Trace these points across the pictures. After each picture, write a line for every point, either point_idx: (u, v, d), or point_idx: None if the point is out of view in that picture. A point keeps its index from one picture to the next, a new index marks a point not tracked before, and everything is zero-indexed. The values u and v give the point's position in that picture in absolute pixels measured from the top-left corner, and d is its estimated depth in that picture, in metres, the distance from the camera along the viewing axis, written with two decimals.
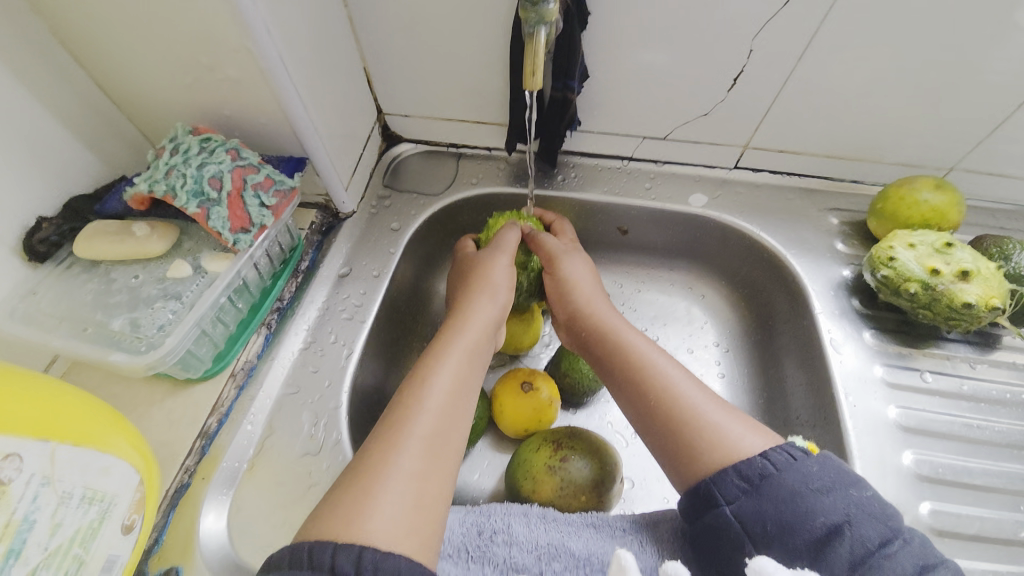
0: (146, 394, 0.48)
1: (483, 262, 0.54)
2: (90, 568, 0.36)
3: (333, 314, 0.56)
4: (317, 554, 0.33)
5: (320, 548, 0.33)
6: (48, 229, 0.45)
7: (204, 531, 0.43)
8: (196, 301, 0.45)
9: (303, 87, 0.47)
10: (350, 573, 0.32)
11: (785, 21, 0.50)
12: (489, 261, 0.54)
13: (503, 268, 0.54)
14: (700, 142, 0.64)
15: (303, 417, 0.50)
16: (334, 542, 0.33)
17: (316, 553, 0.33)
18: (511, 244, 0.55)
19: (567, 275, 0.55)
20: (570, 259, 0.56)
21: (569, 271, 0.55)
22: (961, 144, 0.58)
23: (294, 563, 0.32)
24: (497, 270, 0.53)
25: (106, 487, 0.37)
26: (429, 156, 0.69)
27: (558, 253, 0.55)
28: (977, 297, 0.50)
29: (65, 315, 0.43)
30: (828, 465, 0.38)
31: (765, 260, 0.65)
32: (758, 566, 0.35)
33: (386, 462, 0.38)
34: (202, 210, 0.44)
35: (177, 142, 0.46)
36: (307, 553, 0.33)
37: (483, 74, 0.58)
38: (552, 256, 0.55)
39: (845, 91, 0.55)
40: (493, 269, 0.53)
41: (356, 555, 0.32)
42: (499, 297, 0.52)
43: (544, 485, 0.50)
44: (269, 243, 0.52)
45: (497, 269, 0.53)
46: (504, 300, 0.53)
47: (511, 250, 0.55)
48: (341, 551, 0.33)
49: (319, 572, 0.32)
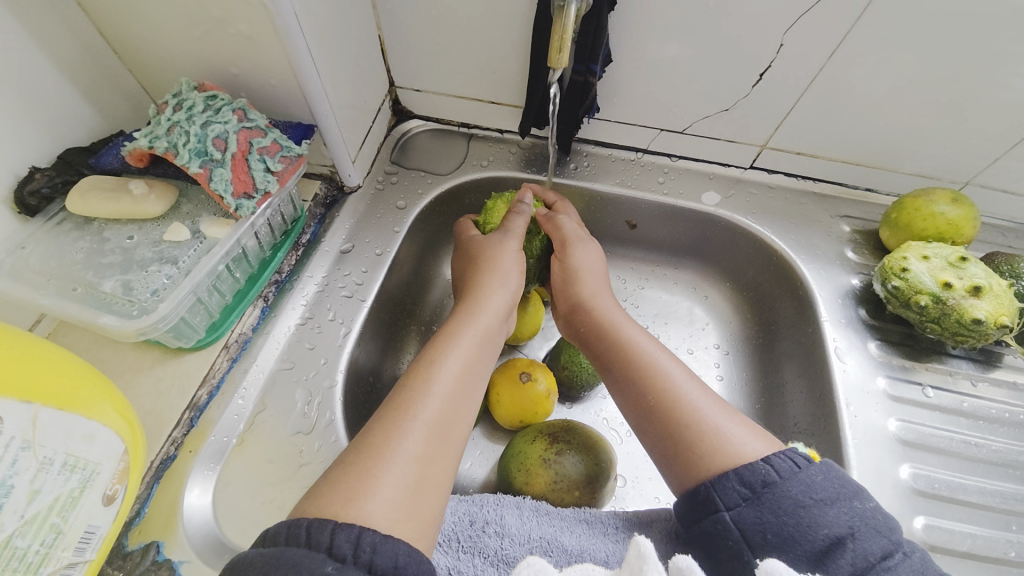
0: (134, 360, 0.47)
1: (494, 243, 0.53)
2: (69, 538, 0.35)
3: (332, 291, 0.54)
4: (316, 532, 0.31)
5: (319, 527, 0.32)
6: (40, 181, 0.42)
7: (188, 506, 0.42)
8: (193, 267, 0.43)
9: (316, 50, 0.45)
10: (348, 552, 0.30)
11: (820, 19, 0.48)
12: (500, 246, 0.52)
13: (513, 253, 0.52)
14: (717, 139, 0.63)
15: (296, 394, 0.48)
16: (334, 521, 0.32)
17: (314, 532, 0.31)
18: (522, 228, 0.54)
19: (574, 267, 0.53)
20: (582, 245, 0.54)
21: (580, 259, 0.54)
22: (980, 159, 0.58)
23: (291, 539, 0.31)
24: (507, 255, 0.52)
25: (89, 455, 0.35)
26: (439, 134, 0.67)
27: (572, 240, 0.54)
28: (987, 313, 0.49)
29: (54, 272, 0.41)
30: (833, 475, 0.36)
31: (773, 264, 0.64)
32: (769, 566, 0.30)
33: (388, 444, 0.37)
34: (205, 171, 0.42)
35: (181, 98, 0.43)
36: (305, 530, 0.32)
37: (502, 53, 0.56)
38: (567, 241, 0.54)
39: (872, 96, 0.54)
40: (502, 253, 0.52)
41: (355, 536, 0.31)
42: (511, 283, 0.51)
43: (537, 478, 0.49)
44: (271, 211, 0.50)
45: (509, 255, 0.52)
46: (515, 285, 0.51)
47: (518, 233, 0.54)
48: (340, 531, 0.31)
49: (315, 551, 0.31)
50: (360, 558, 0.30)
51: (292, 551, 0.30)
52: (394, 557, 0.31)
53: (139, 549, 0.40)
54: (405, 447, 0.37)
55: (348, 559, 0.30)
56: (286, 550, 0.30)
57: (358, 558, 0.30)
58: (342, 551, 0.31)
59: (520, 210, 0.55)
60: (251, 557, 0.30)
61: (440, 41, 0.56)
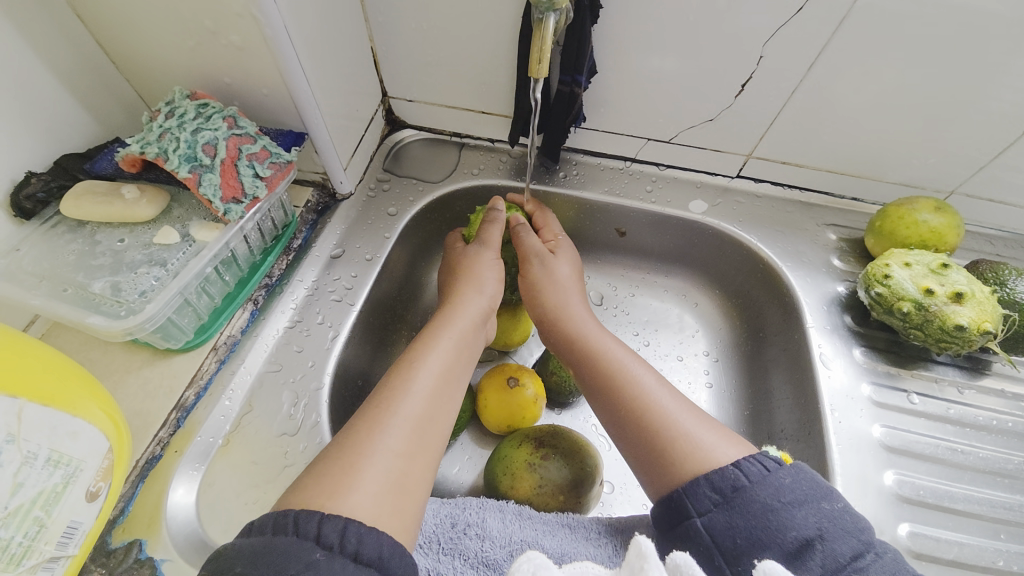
0: (124, 361, 0.48)
1: (469, 256, 0.54)
2: (51, 533, 0.35)
3: (322, 295, 0.55)
4: (303, 522, 0.32)
5: (306, 518, 0.32)
6: (36, 186, 0.44)
7: (172, 505, 0.42)
8: (181, 269, 0.44)
9: (307, 61, 0.47)
10: (334, 542, 0.31)
11: (798, 32, 0.49)
12: (477, 255, 0.54)
13: (490, 262, 0.53)
14: (704, 148, 0.64)
15: (283, 396, 0.49)
16: (321, 512, 0.33)
17: (301, 522, 0.32)
18: (498, 238, 0.55)
19: (547, 271, 0.54)
20: (550, 264, 0.55)
21: (543, 277, 0.54)
22: (964, 168, 0.58)
23: (278, 529, 0.32)
24: (485, 267, 0.53)
25: (73, 451, 0.36)
26: (432, 143, 0.68)
27: (532, 254, 0.54)
28: (969, 320, 0.50)
29: (46, 273, 0.42)
30: (802, 477, 0.36)
31: (759, 271, 0.65)
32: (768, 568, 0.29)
33: (370, 439, 0.37)
34: (194, 175, 0.43)
35: (173, 106, 0.45)
36: (292, 520, 0.32)
37: (491, 64, 0.57)
38: (526, 255, 0.55)
39: (853, 107, 0.55)
40: (480, 265, 0.53)
41: (342, 527, 0.32)
42: (487, 290, 0.52)
43: (522, 483, 0.49)
44: (261, 216, 0.51)
45: (486, 263, 0.53)
46: (493, 292, 0.52)
47: (495, 245, 0.55)
48: (327, 522, 0.32)
49: (303, 540, 0.31)
50: (346, 548, 0.31)
51: (280, 540, 0.31)
52: (379, 548, 0.32)
53: (122, 547, 0.40)
54: (387, 442, 0.38)
55: (334, 547, 0.31)
56: (275, 539, 0.31)
57: (344, 548, 0.31)
58: (330, 540, 0.31)
59: (494, 217, 0.56)
60: (238, 547, 0.31)
61: (430, 53, 0.58)
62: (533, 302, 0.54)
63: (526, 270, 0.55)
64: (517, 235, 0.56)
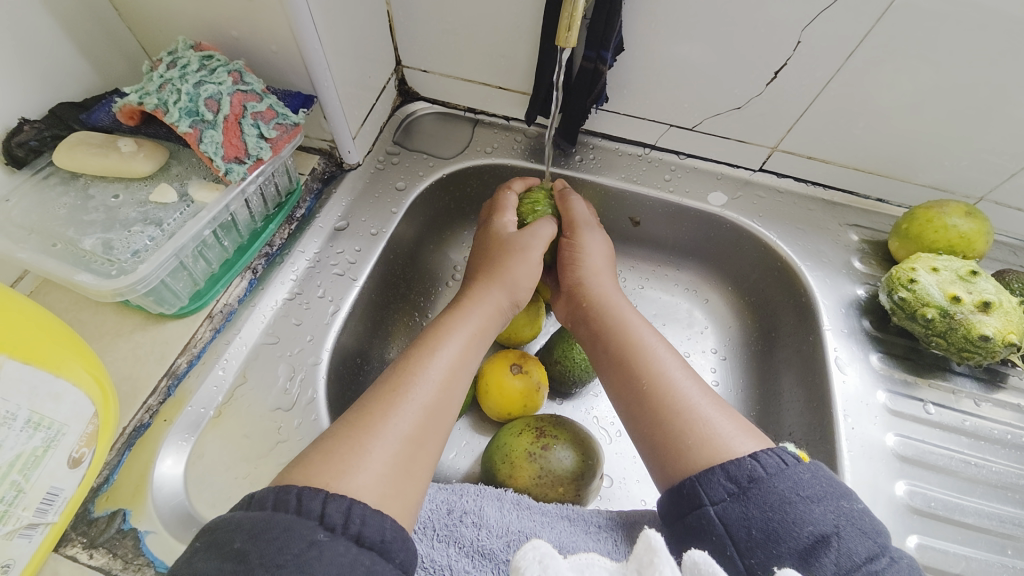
0: (114, 324, 0.46)
1: (509, 243, 0.50)
2: (29, 499, 0.34)
3: (323, 268, 0.53)
4: (305, 500, 0.30)
5: (309, 495, 0.31)
6: (28, 134, 0.41)
7: (159, 475, 0.41)
8: (177, 230, 0.42)
9: (320, 16, 0.44)
10: (338, 525, 0.30)
11: (840, 17, 0.46)
12: (523, 253, 0.50)
13: (531, 265, 0.50)
14: (727, 138, 0.61)
15: (278, 369, 0.47)
16: (324, 491, 0.31)
17: (304, 500, 0.30)
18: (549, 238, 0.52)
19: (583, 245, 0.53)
20: (591, 236, 0.54)
21: (586, 244, 0.53)
22: (994, 175, 0.56)
23: (278, 506, 0.30)
24: (521, 268, 0.49)
25: (54, 414, 0.35)
26: (445, 118, 0.66)
27: (581, 227, 0.53)
28: (995, 330, 0.48)
29: (35, 227, 0.40)
30: (821, 474, 0.35)
31: (777, 269, 0.62)
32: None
33: (381, 420, 0.36)
34: (195, 131, 0.41)
35: (175, 55, 0.43)
36: (294, 498, 0.30)
37: (511, 37, 0.55)
38: (575, 224, 0.54)
39: (889, 102, 0.52)
40: (519, 261, 0.49)
41: (346, 508, 0.30)
42: (520, 284, 0.49)
43: (521, 472, 0.48)
44: (264, 180, 0.49)
45: (525, 254, 0.50)
46: (521, 298, 0.50)
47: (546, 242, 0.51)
48: (331, 501, 0.31)
49: (304, 520, 0.30)
50: (349, 530, 0.30)
51: (280, 517, 0.29)
52: (382, 531, 0.31)
53: (105, 516, 0.39)
54: (398, 425, 0.36)
55: (337, 529, 0.30)
56: (275, 516, 0.29)
57: (347, 530, 0.30)
58: (333, 520, 0.30)
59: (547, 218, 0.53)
60: (237, 520, 0.29)
61: (448, 20, 0.55)
62: (573, 267, 0.52)
63: (567, 238, 0.54)
64: (566, 198, 0.55)
